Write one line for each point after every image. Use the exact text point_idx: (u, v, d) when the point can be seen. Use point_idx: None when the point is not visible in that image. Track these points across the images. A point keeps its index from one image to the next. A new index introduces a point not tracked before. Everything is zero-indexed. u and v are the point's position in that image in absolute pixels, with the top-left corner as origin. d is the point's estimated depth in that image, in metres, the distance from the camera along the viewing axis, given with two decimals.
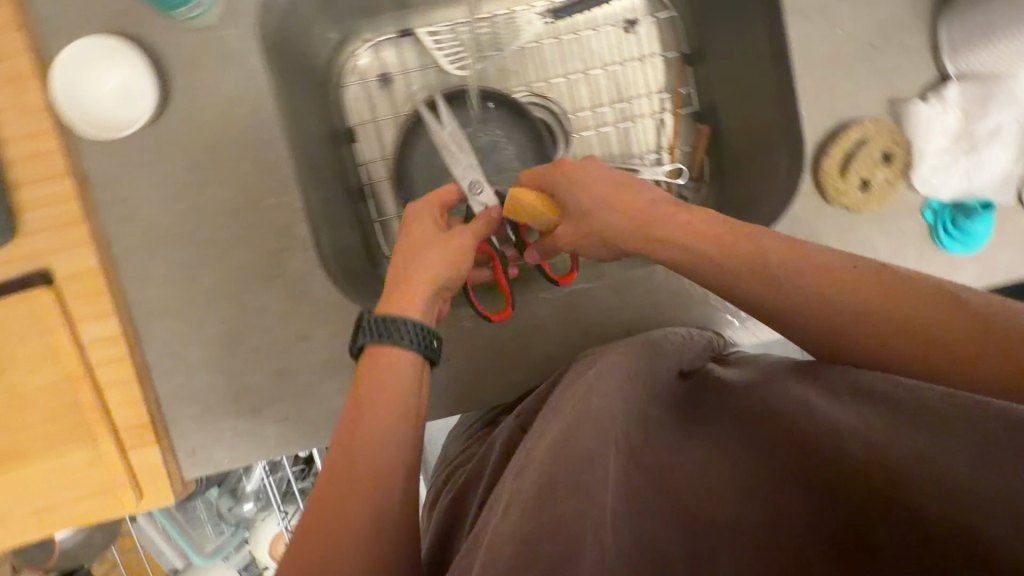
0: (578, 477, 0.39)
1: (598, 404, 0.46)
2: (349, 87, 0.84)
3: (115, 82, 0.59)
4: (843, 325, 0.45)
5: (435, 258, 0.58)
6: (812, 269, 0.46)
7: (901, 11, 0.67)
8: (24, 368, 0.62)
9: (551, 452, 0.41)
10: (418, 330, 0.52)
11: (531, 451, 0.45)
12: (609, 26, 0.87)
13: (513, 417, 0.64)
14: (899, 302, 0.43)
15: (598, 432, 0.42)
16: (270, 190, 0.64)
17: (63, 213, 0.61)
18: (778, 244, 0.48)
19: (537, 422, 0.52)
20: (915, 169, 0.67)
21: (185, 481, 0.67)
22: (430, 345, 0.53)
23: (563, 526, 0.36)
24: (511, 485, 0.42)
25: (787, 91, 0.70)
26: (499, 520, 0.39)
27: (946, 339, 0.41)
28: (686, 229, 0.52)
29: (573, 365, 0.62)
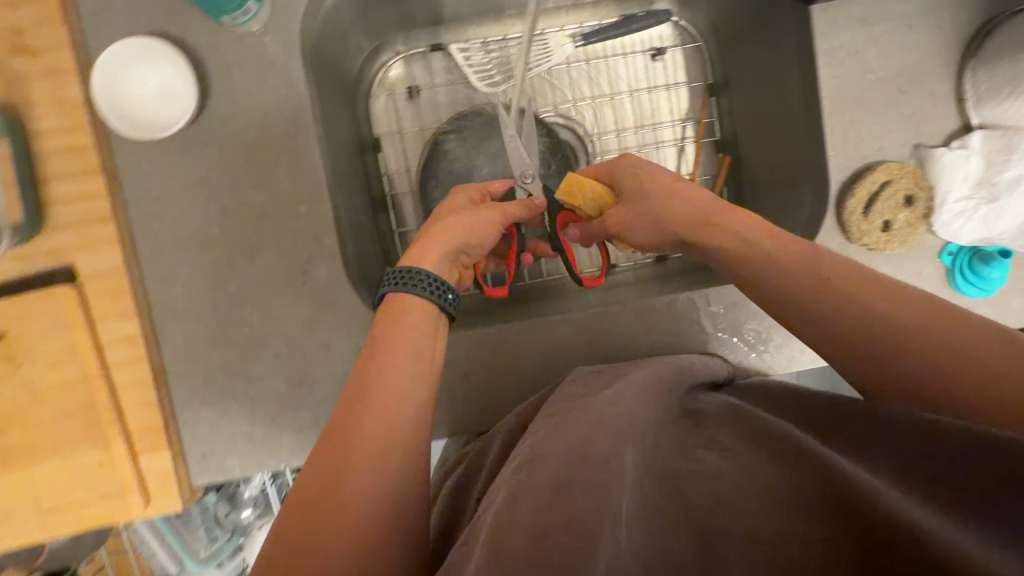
0: (590, 479, 0.42)
1: (611, 415, 0.49)
2: (378, 98, 0.85)
3: (154, 81, 0.61)
4: (885, 335, 0.43)
5: (464, 219, 0.61)
6: (862, 279, 0.45)
7: (928, 59, 0.69)
8: (41, 363, 0.61)
9: (566, 458, 0.44)
10: (435, 280, 0.54)
11: (538, 449, 0.47)
12: (636, 53, 0.88)
13: (515, 413, 0.63)
14: (936, 330, 0.41)
15: (615, 439, 0.45)
16: (302, 197, 0.64)
17: (95, 210, 0.61)
18: (821, 261, 0.48)
19: (546, 419, 0.53)
20: (936, 214, 0.68)
21: (194, 487, 0.66)
22: (445, 298, 0.55)
23: (577, 524, 0.38)
24: (513, 478, 0.44)
25: (814, 129, 0.71)
26: (506, 509, 0.41)
27: (979, 374, 0.39)
28: (749, 226, 0.53)
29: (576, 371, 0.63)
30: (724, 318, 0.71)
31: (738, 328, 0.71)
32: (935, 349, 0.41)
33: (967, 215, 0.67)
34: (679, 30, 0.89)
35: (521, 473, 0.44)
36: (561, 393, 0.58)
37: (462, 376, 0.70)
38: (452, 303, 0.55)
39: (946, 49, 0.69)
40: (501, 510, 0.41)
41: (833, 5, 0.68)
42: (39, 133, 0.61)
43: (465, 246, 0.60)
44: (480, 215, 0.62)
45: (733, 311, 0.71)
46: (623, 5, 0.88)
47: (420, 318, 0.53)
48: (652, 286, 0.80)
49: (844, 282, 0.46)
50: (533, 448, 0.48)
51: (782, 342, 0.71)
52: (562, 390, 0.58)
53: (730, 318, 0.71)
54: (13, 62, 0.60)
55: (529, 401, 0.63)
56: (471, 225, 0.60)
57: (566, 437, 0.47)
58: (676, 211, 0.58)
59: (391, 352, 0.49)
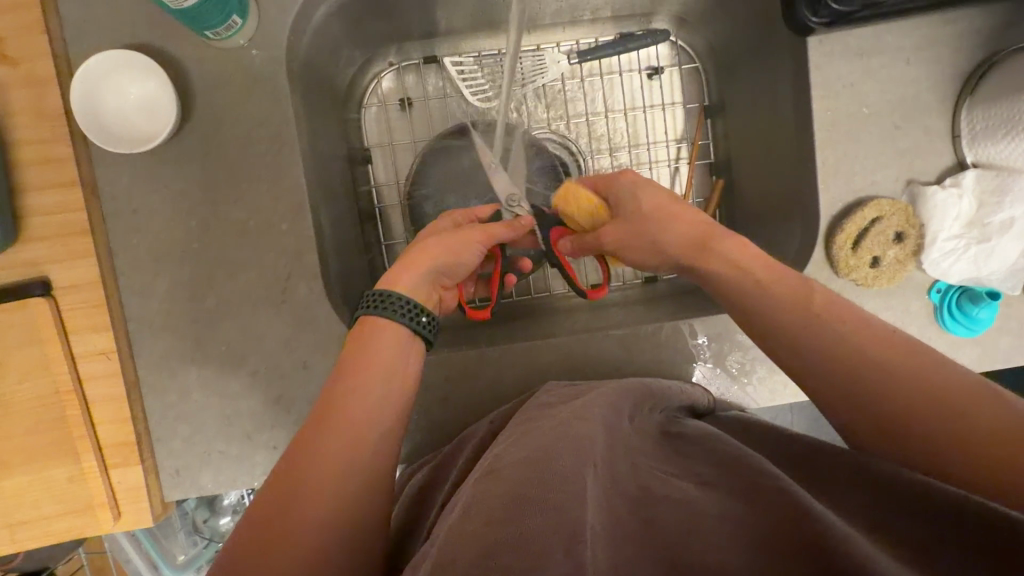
0: (549, 494, 0.39)
1: (581, 431, 0.47)
2: (368, 109, 0.84)
3: (137, 93, 0.60)
4: (862, 372, 0.42)
5: (438, 241, 0.60)
6: (849, 318, 0.44)
7: (924, 95, 0.68)
8: (13, 375, 0.60)
9: (525, 470, 0.42)
10: (409, 304, 0.53)
11: (499, 461, 0.46)
12: (632, 71, 0.87)
13: (488, 421, 0.61)
14: (917, 377, 0.40)
15: (577, 454, 0.44)
16: (284, 214, 0.63)
17: (72, 222, 0.60)
18: (813, 300, 0.47)
19: (513, 429, 0.52)
20: (926, 252, 0.67)
21: (166, 502, 0.65)
22: (420, 322, 0.54)
23: (527, 541, 0.36)
24: (473, 488, 0.43)
25: (806, 160, 0.70)
26: (459, 522, 0.39)
27: (953, 426, 0.37)
28: (746, 258, 0.52)
29: (551, 390, 0.61)
30: (708, 348, 0.70)
31: (722, 359, 0.70)
32: (915, 398, 0.39)
33: (957, 254, 0.66)
34: (676, 49, 0.87)
35: (479, 484, 0.43)
36: (530, 406, 0.56)
37: (442, 397, 0.69)
38: (428, 328, 0.55)
39: (943, 85, 0.68)
40: (453, 526, 0.38)
41: (829, 37, 0.67)
42: (17, 142, 0.60)
43: (445, 266, 0.60)
44: (460, 235, 0.61)
45: (717, 341, 0.70)
46: (621, 22, 0.87)
47: (391, 338, 0.52)
48: (638, 310, 0.79)
49: (831, 324, 0.44)
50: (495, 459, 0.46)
51: (766, 374, 0.70)
52: (531, 404, 0.57)
53: (715, 349, 0.70)
54: None
55: (503, 409, 0.63)
56: (449, 245, 0.60)
57: (526, 449, 0.45)
58: (667, 232, 0.58)
59: (364, 368, 0.48)
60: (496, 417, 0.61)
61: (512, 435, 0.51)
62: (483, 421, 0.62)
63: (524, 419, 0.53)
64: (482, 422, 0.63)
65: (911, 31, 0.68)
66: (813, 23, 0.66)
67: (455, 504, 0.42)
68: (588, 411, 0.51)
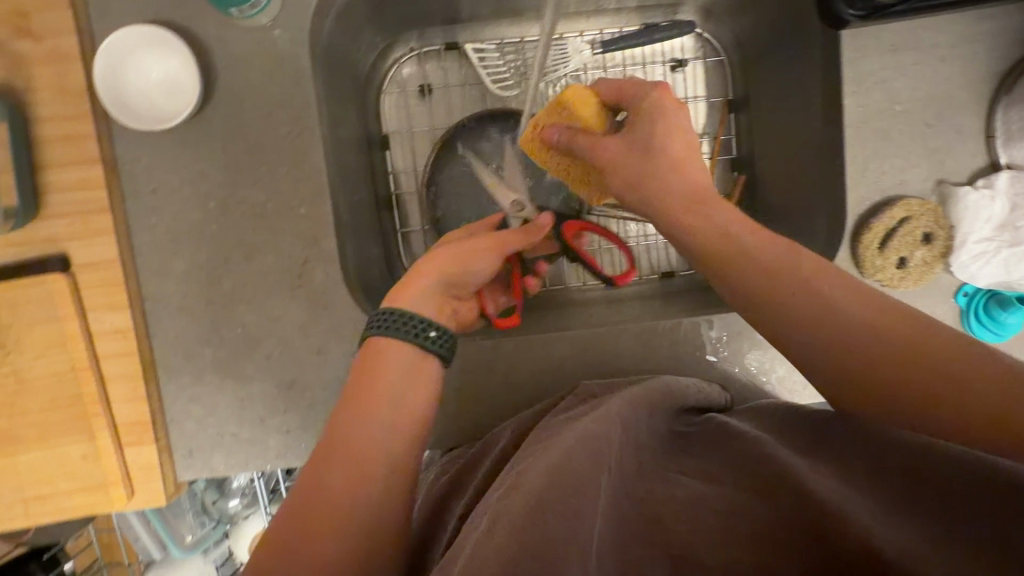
0: (569, 501, 0.39)
1: (601, 431, 0.46)
2: (387, 95, 0.83)
3: (156, 75, 0.61)
4: (852, 341, 0.39)
5: (446, 253, 0.58)
6: (846, 294, 0.41)
7: (959, 93, 0.66)
8: (32, 351, 0.61)
9: (548, 473, 0.41)
10: (414, 319, 0.51)
11: (523, 468, 0.45)
12: (656, 64, 0.85)
13: (509, 430, 0.60)
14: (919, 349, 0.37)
15: (597, 459, 0.43)
16: (303, 197, 0.63)
17: (92, 200, 0.60)
18: (815, 281, 0.42)
19: (529, 443, 0.51)
20: (955, 254, 0.65)
21: (179, 482, 0.65)
22: (427, 338, 0.51)
23: (549, 554, 0.35)
24: (496, 501, 0.41)
25: (834, 158, 0.69)
26: (484, 535, 0.37)
27: (956, 393, 0.35)
28: (735, 225, 0.47)
29: (568, 399, 0.61)
30: (727, 346, 0.69)
31: (741, 357, 0.69)
32: (919, 373, 0.36)
33: (986, 257, 0.65)
34: (702, 42, 0.86)
35: (502, 496, 0.41)
36: (548, 420, 0.55)
37: (456, 387, 0.69)
38: (439, 343, 0.51)
39: (979, 83, 0.66)
40: (478, 539, 0.37)
41: (863, 31, 0.66)
42: (38, 118, 0.59)
43: (454, 278, 0.58)
44: (469, 247, 0.60)
45: (737, 339, 0.69)
46: (645, 14, 0.85)
47: (398, 360, 0.49)
48: (656, 305, 0.78)
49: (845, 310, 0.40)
50: (517, 472, 0.45)
51: (785, 374, 0.69)
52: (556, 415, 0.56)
53: (733, 347, 0.69)
54: (15, 44, 0.59)
55: (523, 416, 0.62)
56: (456, 258, 0.58)
57: (545, 457, 0.44)
58: (651, 179, 0.52)
59: (371, 395, 0.46)
60: (518, 427, 0.60)
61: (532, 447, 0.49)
62: (505, 431, 0.61)
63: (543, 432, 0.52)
64: (500, 430, 0.63)
65: (948, 28, 0.66)
66: (849, 16, 0.63)
67: (478, 517, 0.41)
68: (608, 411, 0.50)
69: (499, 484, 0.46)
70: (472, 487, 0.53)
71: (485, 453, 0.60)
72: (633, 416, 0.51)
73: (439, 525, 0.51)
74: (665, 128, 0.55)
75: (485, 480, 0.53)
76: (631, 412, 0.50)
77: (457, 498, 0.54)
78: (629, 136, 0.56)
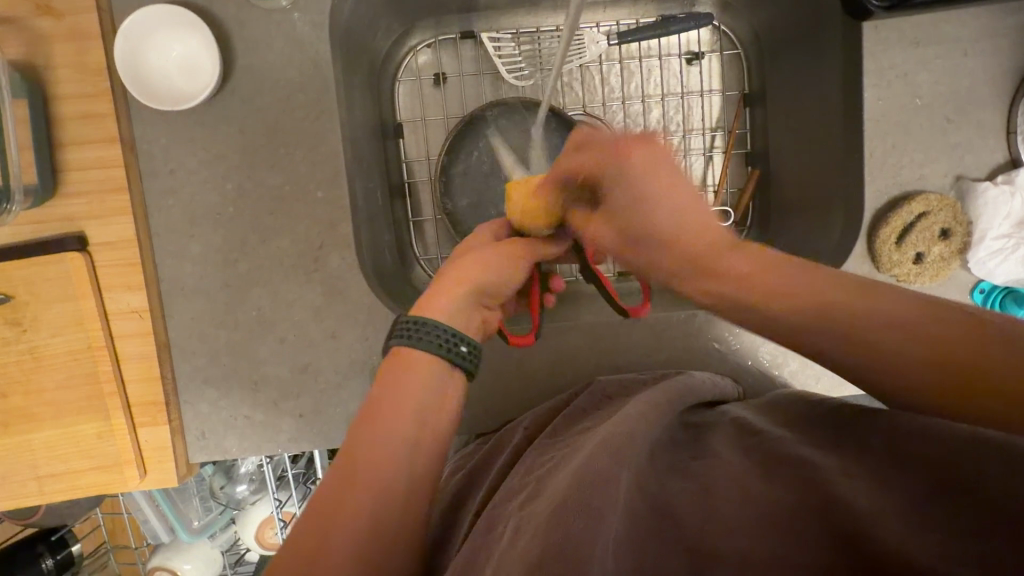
0: (590, 500, 0.39)
1: (617, 434, 0.47)
2: (401, 83, 0.82)
3: (178, 51, 0.61)
4: (867, 360, 0.41)
5: (478, 262, 0.57)
6: (859, 315, 0.41)
7: (980, 88, 0.66)
8: (49, 329, 0.61)
9: (569, 480, 0.42)
10: (447, 332, 0.49)
11: (543, 478, 0.46)
12: (672, 56, 0.85)
13: (522, 427, 0.60)
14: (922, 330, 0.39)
15: (616, 458, 0.44)
16: (320, 182, 0.63)
17: (110, 179, 0.60)
18: (824, 309, 0.43)
19: (540, 446, 0.53)
20: (973, 250, 0.65)
21: (191, 463, 0.66)
22: (457, 350, 0.50)
23: (571, 550, 0.35)
24: (519, 510, 0.42)
25: (852, 152, 0.68)
26: (509, 544, 0.38)
27: (956, 369, 0.37)
28: (746, 277, 0.49)
29: (580, 396, 0.61)
30: (739, 340, 0.69)
31: (754, 351, 0.69)
32: (924, 353, 0.39)
33: (1004, 254, 0.65)
34: (718, 34, 0.85)
35: (526, 505, 0.42)
36: (563, 423, 0.57)
37: None
38: (468, 358, 0.50)
39: (1000, 79, 0.66)
40: (505, 547, 0.38)
41: (885, 23, 0.65)
42: (58, 96, 0.59)
43: (488, 287, 0.56)
44: (502, 254, 0.59)
45: (750, 333, 0.69)
46: (662, 5, 0.85)
47: (426, 374, 0.48)
48: (668, 298, 0.77)
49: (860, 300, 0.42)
50: (539, 480, 0.46)
51: (797, 369, 0.69)
52: (568, 417, 0.57)
53: (746, 340, 0.69)
54: (35, 21, 0.59)
55: (536, 413, 0.62)
56: (489, 266, 0.57)
57: (566, 465, 0.45)
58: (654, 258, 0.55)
59: (382, 408, 0.45)
60: (530, 425, 0.60)
61: (551, 454, 0.50)
62: (516, 428, 0.61)
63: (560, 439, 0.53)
64: (512, 427, 0.63)
65: (970, 22, 0.65)
66: (873, 7, 0.63)
67: (501, 523, 0.42)
68: (623, 413, 0.51)
69: (519, 489, 0.47)
70: (488, 482, 0.53)
71: (498, 448, 0.60)
72: (646, 415, 0.51)
73: (456, 519, 0.51)
74: (647, 189, 0.54)
75: (499, 477, 0.53)
76: (645, 415, 0.51)
77: (472, 493, 0.54)
78: (621, 220, 0.56)
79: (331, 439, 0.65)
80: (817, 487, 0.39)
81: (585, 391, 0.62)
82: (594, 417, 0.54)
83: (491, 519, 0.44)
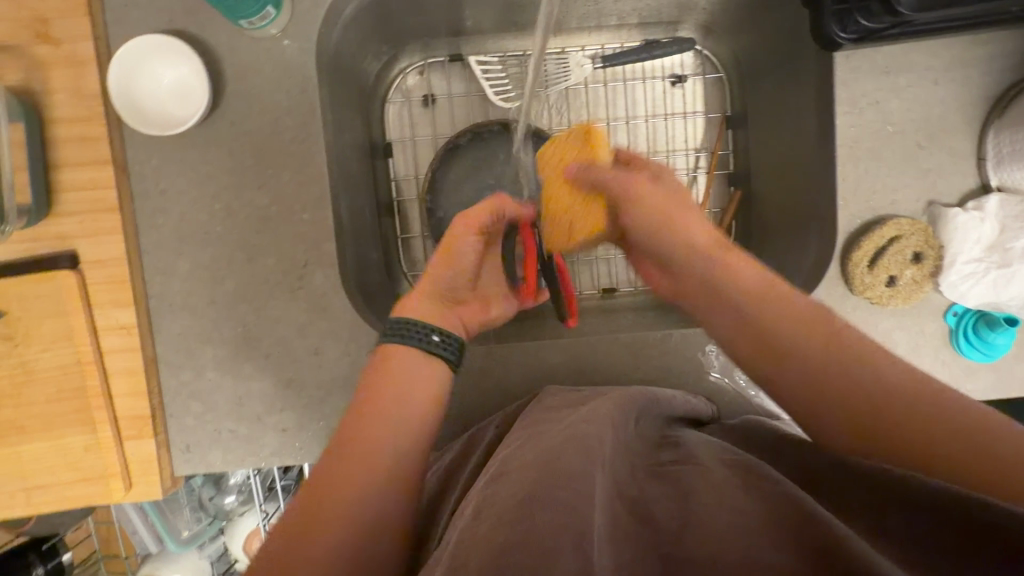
0: (558, 493, 0.41)
1: (587, 429, 0.49)
2: (391, 105, 0.84)
3: (170, 77, 0.63)
4: (846, 399, 0.42)
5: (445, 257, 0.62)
6: (827, 341, 0.45)
7: (950, 116, 0.67)
8: (41, 344, 0.63)
9: (536, 470, 0.44)
10: (420, 326, 0.55)
11: (507, 459, 0.48)
12: (655, 78, 0.87)
13: (495, 426, 0.62)
14: (895, 398, 0.40)
15: (585, 456, 0.45)
16: (306, 203, 0.65)
17: (103, 198, 0.62)
18: (796, 313, 0.48)
19: (519, 430, 0.54)
20: (944, 274, 0.66)
21: (175, 476, 0.67)
22: (432, 341, 0.55)
23: (536, 542, 0.37)
24: (482, 491, 0.44)
25: (826, 177, 0.70)
26: (471, 525, 0.40)
27: (932, 444, 0.37)
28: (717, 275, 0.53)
29: (544, 391, 0.64)
30: (717, 359, 0.70)
31: (731, 370, 0.70)
32: (911, 425, 0.39)
33: (975, 277, 0.65)
34: (701, 58, 0.87)
35: (489, 485, 0.44)
36: (533, 408, 0.59)
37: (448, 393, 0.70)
38: (444, 346, 0.55)
39: (970, 106, 0.67)
40: (465, 528, 0.40)
41: (856, 52, 0.67)
42: (55, 120, 0.62)
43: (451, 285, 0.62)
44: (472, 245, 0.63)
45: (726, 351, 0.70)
46: (647, 30, 0.87)
47: (404, 362, 0.54)
48: (649, 316, 0.79)
49: (850, 373, 0.43)
50: (502, 461, 0.48)
51: None
52: (539, 406, 0.59)
53: (722, 359, 0.70)
54: (35, 49, 0.61)
55: (505, 414, 0.64)
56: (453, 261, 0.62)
57: (534, 448, 0.48)
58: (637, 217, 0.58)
59: (385, 388, 0.51)
60: (500, 424, 0.62)
61: (520, 436, 0.52)
62: (489, 428, 0.63)
63: (530, 421, 0.55)
64: (483, 427, 0.65)
65: (940, 51, 0.67)
66: (841, 39, 0.64)
67: (465, 507, 0.44)
68: (595, 412, 0.53)
69: (486, 470, 0.49)
70: (462, 479, 0.55)
71: (471, 448, 0.62)
72: (617, 416, 0.54)
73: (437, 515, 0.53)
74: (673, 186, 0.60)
75: (473, 472, 0.55)
76: (614, 415, 0.53)
77: (450, 490, 0.56)
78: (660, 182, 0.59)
79: (313, 453, 0.67)
80: (784, 503, 0.41)
81: (536, 397, 0.62)
82: (563, 407, 0.57)
83: (463, 503, 0.45)
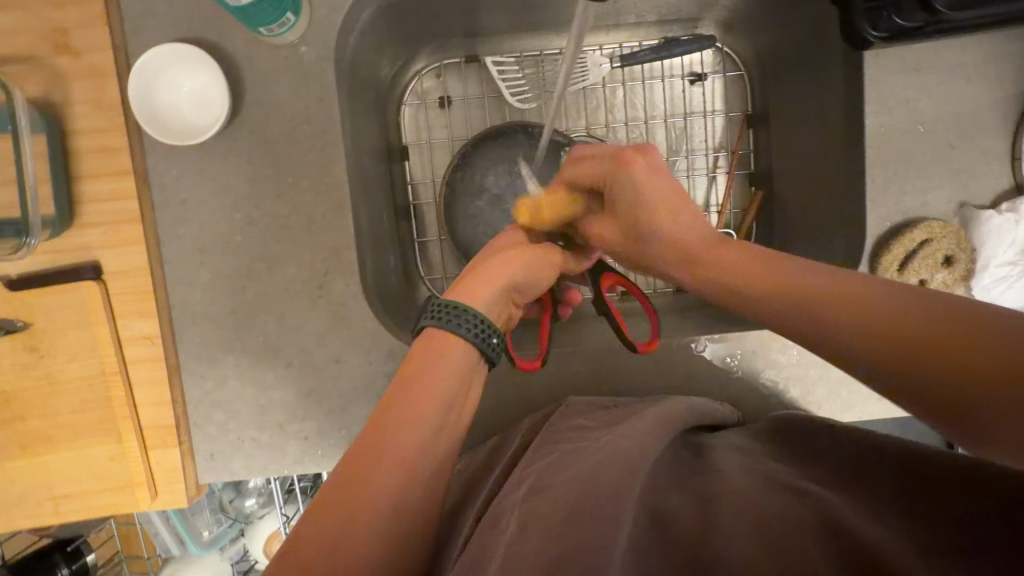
0: (604, 509, 0.41)
1: (628, 443, 0.49)
2: (405, 107, 0.83)
3: (189, 87, 0.63)
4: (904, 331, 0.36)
5: (513, 259, 0.59)
6: (834, 294, 0.41)
7: (983, 115, 0.66)
8: (65, 354, 0.63)
9: (580, 485, 0.43)
10: (482, 325, 0.52)
11: (546, 473, 0.47)
12: (675, 77, 0.85)
13: (519, 435, 0.62)
14: (951, 344, 0.34)
15: (628, 470, 0.45)
16: (326, 212, 0.64)
17: (124, 210, 0.62)
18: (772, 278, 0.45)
19: (542, 448, 0.54)
20: (977, 277, 0.65)
21: (199, 484, 0.68)
22: (490, 343, 0.52)
23: (584, 555, 0.37)
24: (524, 502, 0.44)
25: (853, 177, 0.68)
26: (517, 539, 0.39)
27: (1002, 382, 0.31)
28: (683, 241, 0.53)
29: (566, 404, 0.64)
30: (739, 365, 0.69)
31: (754, 374, 0.69)
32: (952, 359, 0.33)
33: (1009, 281, 0.64)
34: (721, 56, 0.85)
35: (531, 499, 0.44)
36: (560, 423, 0.58)
37: None
38: (495, 349, 0.53)
39: (1004, 105, 0.65)
40: (514, 537, 0.40)
41: (886, 50, 0.65)
42: (76, 131, 0.62)
43: (516, 286, 0.59)
44: (541, 254, 0.61)
45: (750, 358, 0.69)
46: (666, 28, 0.85)
47: (461, 358, 0.51)
48: (670, 321, 0.77)
49: (865, 316, 0.38)
50: (543, 472, 0.48)
51: (797, 395, 0.68)
52: (565, 419, 0.59)
53: (747, 365, 0.69)
54: (55, 59, 0.61)
55: (531, 422, 0.64)
56: (528, 266, 0.59)
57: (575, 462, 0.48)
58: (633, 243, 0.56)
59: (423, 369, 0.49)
60: (526, 431, 0.62)
61: (556, 450, 0.52)
62: (515, 435, 0.63)
63: (560, 436, 0.55)
64: (507, 434, 0.65)
65: (973, 49, 0.65)
66: (873, 38, 0.63)
67: (502, 520, 0.43)
68: (632, 426, 0.52)
69: (518, 480, 0.49)
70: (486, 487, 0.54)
71: (497, 455, 0.61)
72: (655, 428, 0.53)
73: (462, 516, 0.52)
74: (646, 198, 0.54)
75: (498, 480, 0.54)
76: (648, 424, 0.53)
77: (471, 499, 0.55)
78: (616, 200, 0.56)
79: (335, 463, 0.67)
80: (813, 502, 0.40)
81: (560, 411, 0.62)
82: (596, 423, 0.57)
83: (495, 511, 0.45)
